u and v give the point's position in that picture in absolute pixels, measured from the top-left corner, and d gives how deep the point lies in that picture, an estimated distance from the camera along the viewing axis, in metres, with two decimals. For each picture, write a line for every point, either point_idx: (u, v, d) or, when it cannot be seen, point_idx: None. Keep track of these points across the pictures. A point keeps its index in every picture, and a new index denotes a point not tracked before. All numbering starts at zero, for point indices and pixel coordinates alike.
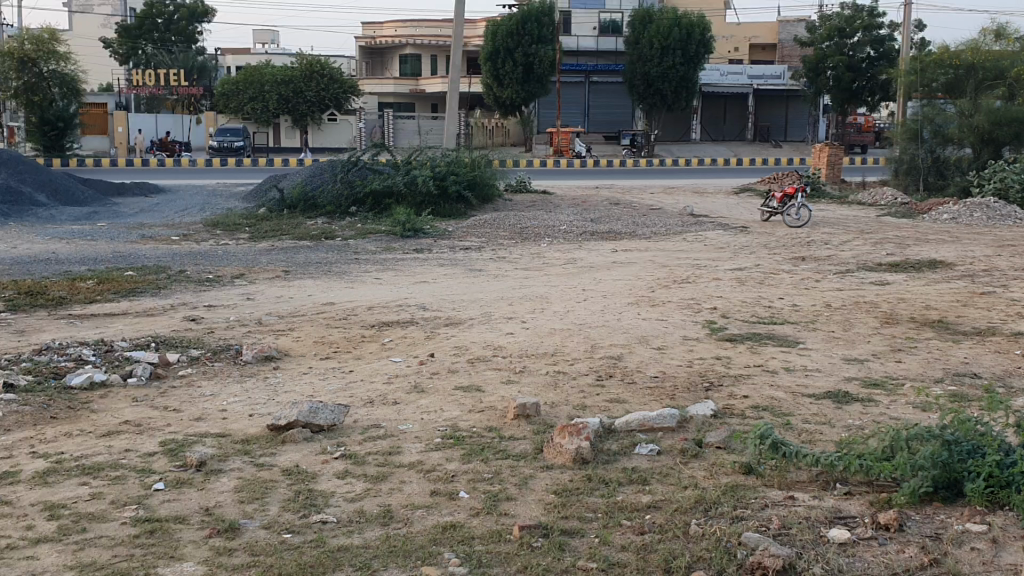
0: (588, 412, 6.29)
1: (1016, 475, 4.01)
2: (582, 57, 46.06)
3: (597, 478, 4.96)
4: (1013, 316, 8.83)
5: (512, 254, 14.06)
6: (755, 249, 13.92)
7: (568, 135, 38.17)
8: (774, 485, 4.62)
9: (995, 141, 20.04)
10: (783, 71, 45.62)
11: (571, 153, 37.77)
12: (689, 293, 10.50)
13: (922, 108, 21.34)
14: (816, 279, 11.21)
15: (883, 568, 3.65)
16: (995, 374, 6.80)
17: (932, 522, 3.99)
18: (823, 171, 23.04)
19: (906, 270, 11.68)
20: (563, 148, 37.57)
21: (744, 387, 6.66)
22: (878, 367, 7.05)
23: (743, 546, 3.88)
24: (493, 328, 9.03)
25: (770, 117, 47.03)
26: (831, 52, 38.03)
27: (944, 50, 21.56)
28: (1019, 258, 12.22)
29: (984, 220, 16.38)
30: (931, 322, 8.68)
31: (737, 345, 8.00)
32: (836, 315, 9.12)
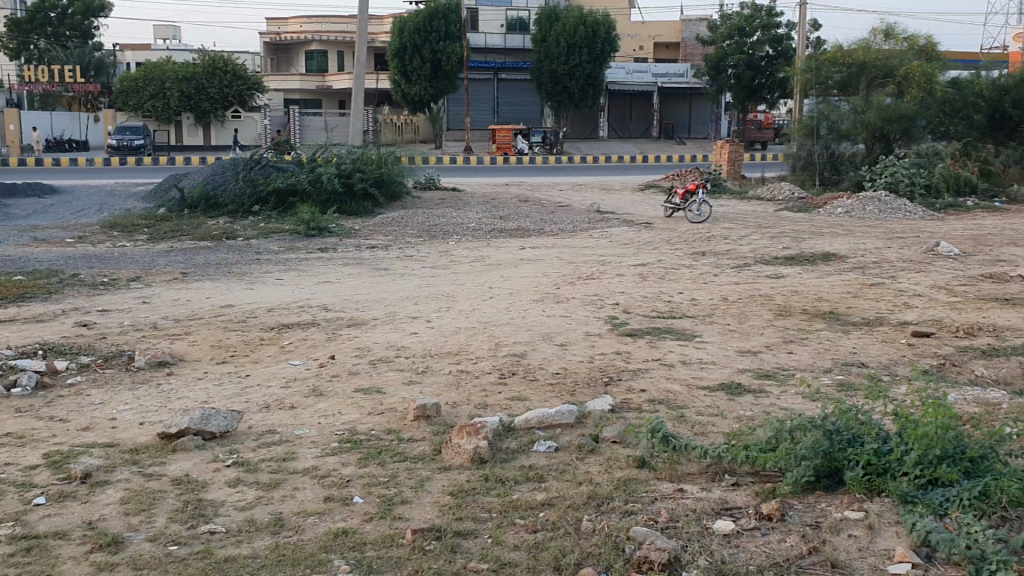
0: (489, 411, 6.26)
1: (892, 463, 4.14)
2: (490, 54, 46.23)
3: (494, 478, 4.94)
4: (900, 306, 9.16)
5: (418, 252, 13.95)
6: (658, 244, 14.13)
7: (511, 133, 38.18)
8: (665, 478, 4.68)
9: (885, 137, 20.75)
10: (686, 70, 46.24)
11: (513, 151, 38.02)
12: (593, 289, 10.59)
13: (817, 105, 21.98)
14: (715, 273, 11.44)
15: (766, 558, 3.72)
16: (880, 364, 7.03)
17: (813, 511, 4.09)
18: (724, 167, 23.50)
19: (800, 263, 12.02)
20: (506, 145, 37.74)
21: (642, 381, 6.74)
22: (770, 359, 7.23)
23: (632, 541, 3.90)
24: (396, 327, 8.95)
25: (675, 115, 47.86)
26: (732, 50, 38.81)
27: (836, 49, 22.24)
28: (906, 250, 12.69)
29: (876, 213, 16.96)
30: (822, 314, 8.94)
31: (637, 340, 8.10)
32: (732, 308, 9.32)
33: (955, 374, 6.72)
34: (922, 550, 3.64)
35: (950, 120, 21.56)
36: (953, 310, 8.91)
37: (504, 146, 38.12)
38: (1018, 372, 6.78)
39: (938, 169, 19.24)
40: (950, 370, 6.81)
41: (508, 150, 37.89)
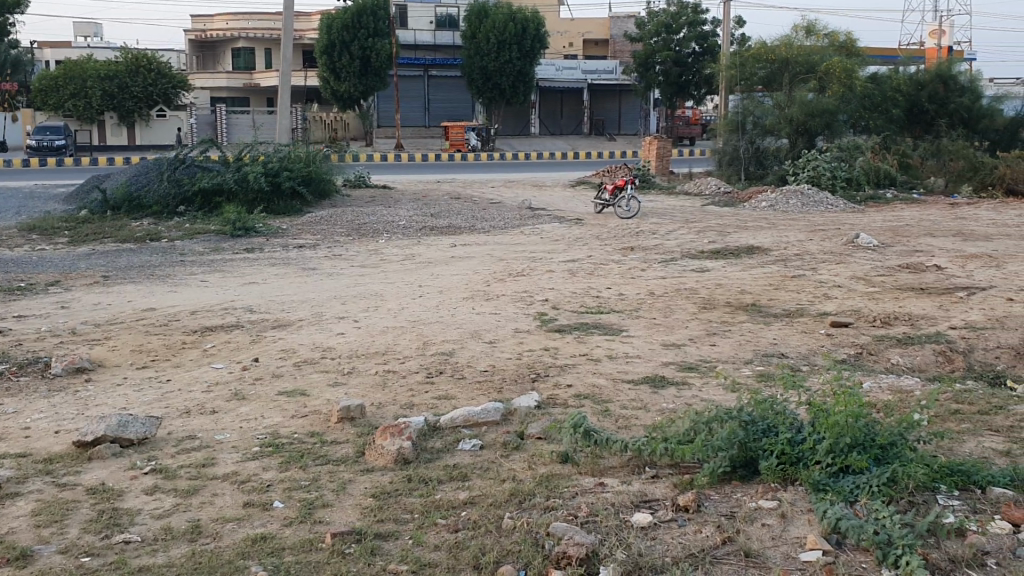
0: (414, 410, 6.21)
1: (805, 452, 4.22)
2: (419, 51, 45.88)
3: (417, 478, 4.87)
4: (821, 297, 9.36)
5: (347, 251, 13.82)
6: (588, 240, 14.21)
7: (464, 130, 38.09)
8: (587, 473, 4.70)
9: (808, 132, 21.15)
10: (615, 66, 46.73)
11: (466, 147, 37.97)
12: (522, 286, 10.60)
13: (742, 101, 22.31)
14: (642, 268, 11.56)
15: (682, 549, 3.76)
16: (801, 354, 7.17)
17: (729, 501, 4.15)
18: (653, 163, 23.75)
19: (725, 257, 12.22)
20: (460, 142, 37.66)
21: (568, 376, 6.77)
22: (694, 351, 7.32)
23: (551, 536, 3.91)
24: (322, 328, 8.84)
25: (604, 112, 48.25)
26: (659, 47, 39.32)
27: (760, 45, 22.91)
28: (827, 242, 12.95)
29: (800, 207, 17.30)
30: (745, 306, 9.09)
31: (565, 336, 8.12)
32: (658, 302, 9.42)
33: (871, 362, 6.90)
34: (833, 536, 3.72)
35: (870, 114, 22.22)
36: (871, 300, 9.13)
37: (457, 143, 38.02)
38: (932, 360, 6.98)
39: (859, 163, 19.73)
40: (868, 359, 6.98)
41: (461, 147, 37.78)
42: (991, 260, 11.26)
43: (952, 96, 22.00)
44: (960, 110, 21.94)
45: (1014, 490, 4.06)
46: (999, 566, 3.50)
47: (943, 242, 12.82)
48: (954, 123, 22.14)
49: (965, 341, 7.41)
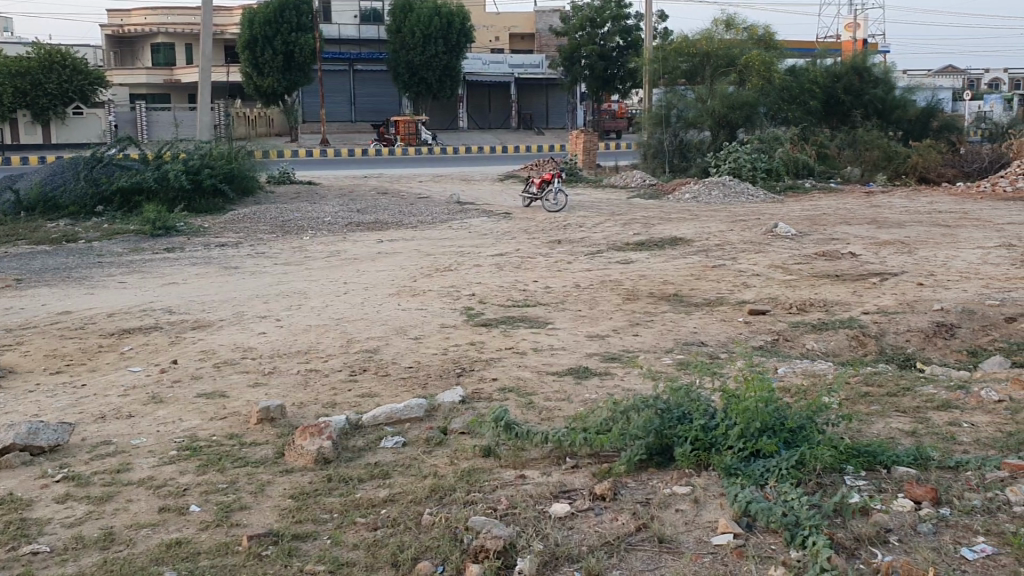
0: (337, 409, 6.14)
1: (718, 438, 4.30)
2: (344, 46, 45.37)
3: (337, 477, 4.81)
4: (740, 286, 9.54)
5: (271, 248, 13.61)
6: (515, 234, 14.25)
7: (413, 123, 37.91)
8: (509, 466, 4.70)
9: (729, 124, 21.56)
10: (542, 60, 47.01)
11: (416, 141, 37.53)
12: (449, 281, 10.58)
13: (664, 94, 22.58)
14: (568, 261, 11.63)
15: (597, 538, 3.80)
16: (720, 342, 7.32)
17: (644, 488, 4.21)
18: (580, 157, 23.91)
19: (649, 248, 12.38)
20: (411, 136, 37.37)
21: (494, 370, 6.76)
22: (617, 342, 7.40)
23: (470, 530, 3.91)
24: (244, 328, 8.68)
25: (532, 106, 48.42)
26: (583, 41, 39.51)
27: (681, 39, 23.46)
28: (748, 232, 13.20)
29: (721, 198, 17.61)
30: (667, 296, 9.23)
31: (491, 330, 8.11)
32: (584, 295, 9.48)
33: (787, 348, 7.08)
34: (743, 519, 3.80)
35: (788, 106, 22.76)
36: (788, 288, 9.34)
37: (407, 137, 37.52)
38: (846, 344, 7.19)
39: (778, 154, 20.21)
40: (784, 345, 7.15)
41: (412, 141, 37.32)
42: (903, 246, 11.60)
43: (867, 87, 22.57)
44: (874, 101, 22.56)
45: (917, 468, 4.22)
46: (900, 542, 3.62)
47: (858, 229, 13.18)
48: (868, 114, 22.71)
49: (877, 325, 7.62)
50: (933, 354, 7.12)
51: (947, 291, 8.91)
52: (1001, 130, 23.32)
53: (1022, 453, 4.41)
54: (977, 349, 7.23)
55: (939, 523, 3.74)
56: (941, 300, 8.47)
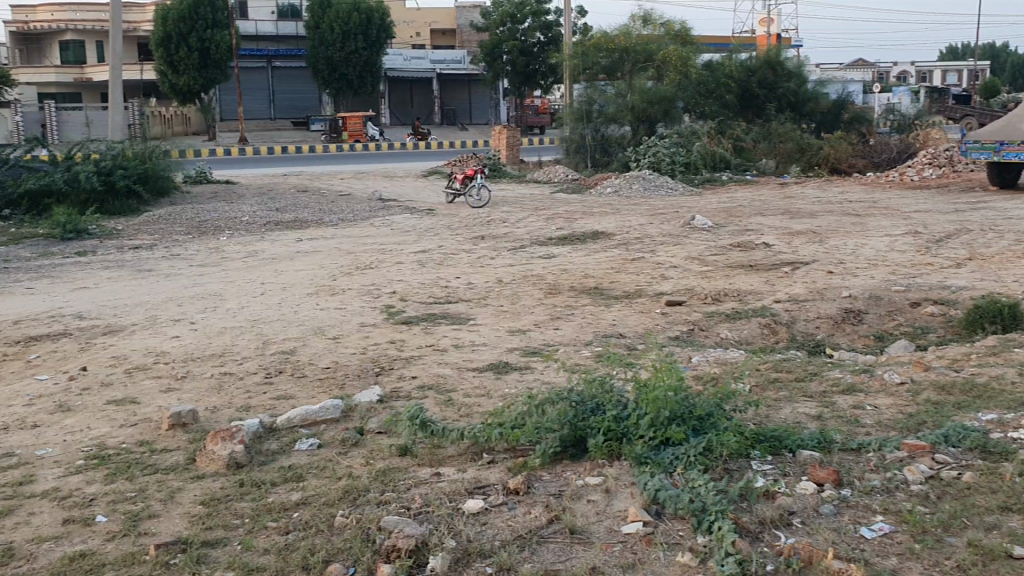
0: (252, 412, 6.04)
1: (630, 428, 4.35)
2: (261, 42, 44.63)
3: (250, 482, 4.71)
4: (659, 278, 9.66)
5: (187, 250, 13.31)
6: (438, 230, 14.19)
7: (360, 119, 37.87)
8: (425, 464, 4.67)
9: (649, 119, 21.93)
10: (463, 56, 46.93)
11: (364, 138, 37.61)
12: (369, 279, 10.49)
13: (585, 90, 22.80)
14: (491, 256, 11.64)
15: (510, 533, 3.81)
16: (638, 333, 7.41)
17: (558, 481, 4.24)
18: (503, 152, 23.90)
19: (571, 242, 12.45)
20: (358, 133, 37.33)
21: (413, 368, 6.72)
22: (538, 336, 7.42)
23: (383, 530, 3.88)
24: (157, 332, 8.48)
25: (455, 102, 48.27)
26: (504, 37, 39.51)
27: (601, 36, 23.87)
28: (666, 225, 13.38)
29: (642, 191, 17.86)
30: (588, 289, 9.29)
31: (411, 328, 8.07)
32: (505, 290, 9.48)
33: (702, 338, 7.22)
34: (653, 507, 3.85)
35: (704, 101, 23.24)
36: (705, 279, 9.49)
37: (355, 133, 37.59)
38: (759, 332, 7.34)
39: (695, 148, 20.51)
40: (699, 334, 7.28)
41: (360, 137, 37.42)
42: (815, 236, 11.88)
43: (780, 80, 23.16)
44: (786, 95, 23.14)
45: (821, 452, 4.34)
46: (803, 524, 3.71)
47: (772, 220, 13.47)
48: (782, 107, 23.20)
49: (788, 313, 7.79)
50: (842, 340, 7.32)
51: (856, 278, 9.16)
52: (909, 122, 23.96)
53: (921, 433, 4.57)
54: (884, 333, 7.45)
55: (840, 504, 3.85)
56: (850, 287, 8.70)
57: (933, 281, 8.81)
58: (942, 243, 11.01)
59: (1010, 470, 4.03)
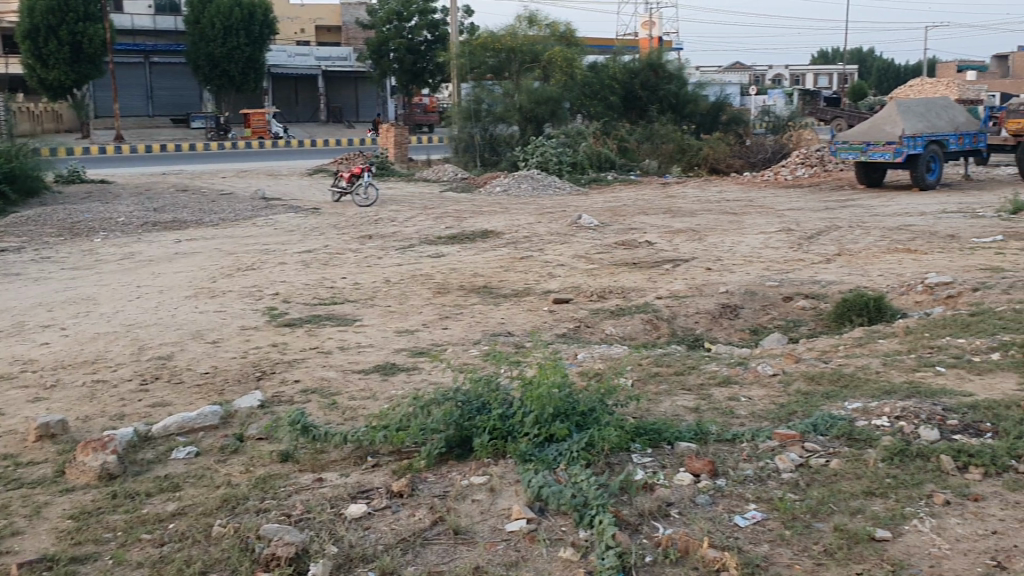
0: (126, 421, 5.80)
1: (514, 426, 4.38)
2: (138, 37, 43.01)
3: (122, 493, 4.52)
4: (546, 276, 9.75)
5: (58, 252, 12.71)
6: (323, 229, 13.96)
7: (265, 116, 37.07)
8: (307, 469, 4.58)
9: (536, 119, 22.03)
10: (349, 53, 46.38)
11: (268, 135, 36.97)
12: (251, 280, 10.24)
13: (472, 89, 22.76)
14: (378, 256, 11.52)
15: (393, 536, 3.78)
16: (525, 331, 7.46)
17: (443, 482, 4.23)
18: (391, 151, 23.68)
19: (460, 241, 12.45)
20: (261, 130, 36.71)
21: (296, 371, 6.58)
22: (425, 336, 7.39)
23: (262, 539, 3.79)
24: (23, 339, 8.05)
25: (341, 99, 47.72)
26: (391, 35, 39.15)
27: (487, 35, 24.01)
28: (554, 224, 13.50)
29: (530, 190, 17.99)
30: (476, 288, 9.30)
31: (295, 330, 7.92)
32: (392, 290, 9.40)
33: (588, 335, 7.32)
34: (536, 504, 3.88)
35: (591, 101, 23.79)
36: (591, 276, 9.63)
37: (259, 130, 36.99)
38: (642, 328, 7.48)
39: (582, 148, 20.80)
40: (585, 331, 7.39)
41: (264, 134, 36.73)
42: (696, 234, 12.19)
43: (662, 82, 23.75)
44: (667, 97, 23.68)
45: (698, 443, 4.46)
46: (680, 515, 3.80)
47: (655, 219, 13.77)
48: (663, 108, 23.77)
49: (669, 309, 7.96)
50: (719, 334, 7.55)
51: (733, 274, 9.45)
52: (783, 123, 24.85)
53: (792, 422, 4.76)
54: (759, 327, 7.71)
55: (716, 493, 3.97)
56: (728, 283, 8.97)
57: (804, 276, 9.16)
58: (814, 240, 11.47)
59: (874, 457, 4.23)
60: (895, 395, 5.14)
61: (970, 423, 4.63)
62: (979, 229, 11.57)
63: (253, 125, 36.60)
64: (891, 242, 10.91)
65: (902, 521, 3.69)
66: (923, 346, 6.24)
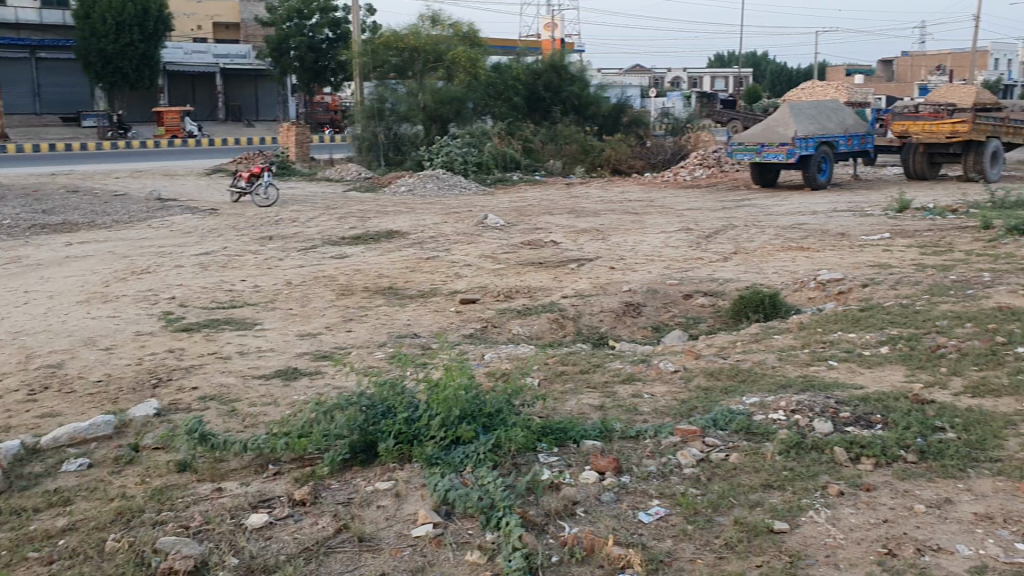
0: (11, 433, 5.53)
1: (421, 429, 4.34)
2: (23, 31, 41.14)
3: (8, 510, 4.31)
4: (451, 277, 9.71)
5: None
6: (223, 231, 13.62)
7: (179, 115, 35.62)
8: (207, 479, 4.45)
9: (440, 118, 22.02)
10: (248, 51, 45.17)
11: (183, 134, 35.56)
12: (147, 284, 9.90)
13: (375, 88, 22.50)
14: (279, 258, 11.30)
15: (295, 546, 3.71)
16: (431, 332, 7.41)
17: (346, 489, 4.17)
18: (292, 150, 23.25)
19: (364, 242, 12.31)
20: (175, 128, 35.23)
21: (194, 378, 6.39)
22: (328, 339, 7.28)
23: (158, 552, 3.67)
24: None
25: (240, 97, 46.75)
26: (291, 33, 38.39)
27: (389, 34, 23.29)
28: (460, 224, 13.48)
29: (435, 190, 17.93)
30: (381, 290, 9.20)
31: (193, 335, 7.69)
32: (294, 292, 9.23)
33: (495, 334, 7.33)
34: (442, 508, 3.86)
35: (495, 102, 23.72)
36: (497, 276, 9.65)
37: (173, 129, 35.47)
38: (548, 327, 7.53)
39: (487, 148, 20.81)
40: (491, 331, 7.39)
41: (178, 134, 35.28)
42: (599, 234, 12.34)
43: (565, 84, 24.13)
44: (571, 98, 24.14)
45: (602, 441, 4.51)
46: (587, 513, 3.82)
47: (560, 219, 13.88)
48: (566, 110, 24.27)
49: (575, 308, 8.04)
50: (623, 332, 7.65)
51: (636, 273, 9.59)
52: (682, 125, 25.52)
53: (693, 418, 4.85)
54: (660, 325, 7.84)
55: (620, 490, 4.01)
56: (631, 282, 9.10)
57: (703, 274, 9.36)
58: (713, 239, 11.75)
59: (771, 450, 4.34)
60: (791, 389, 5.29)
61: (861, 415, 4.80)
62: (868, 227, 12.04)
63: (166, 124, 35.13)
64: (785, 240, 11.26)
65: (799, 512, 3.80)
66: (817, 341, 6.44)
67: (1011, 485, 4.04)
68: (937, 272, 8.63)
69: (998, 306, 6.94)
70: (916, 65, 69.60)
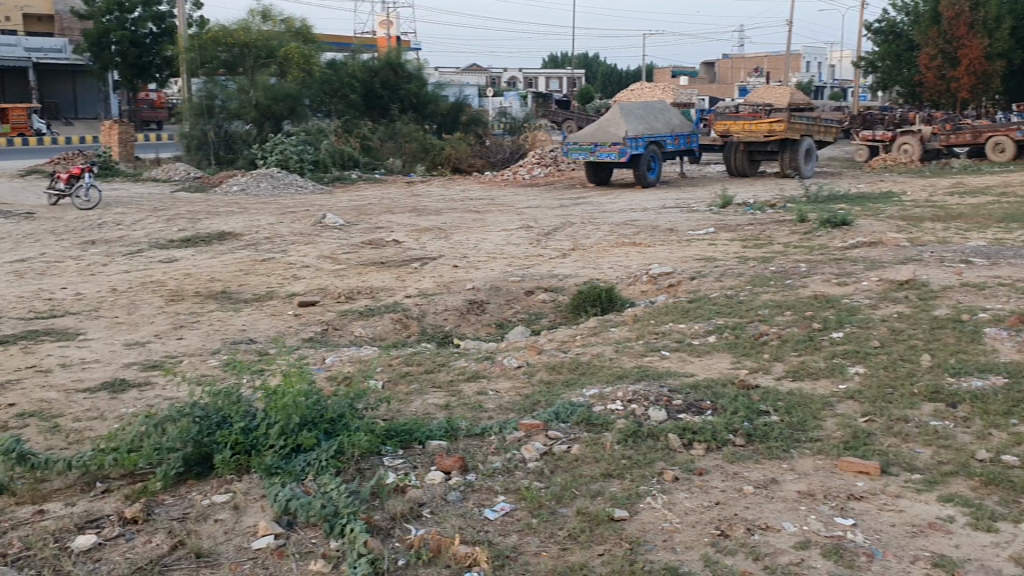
0: None
1: (258, 439, 4.23)
2: None
3: None
4: (288, 279, 9.49)
5: None
6: (40, 235, 12.78)
7: (25, 113, 33.26)
8: (26, 502, 4.16)
9: (274, 116, 21.49)
10: (64, 45, 42.48)
11: (30, 132, 33.08)
12: None
13: (203, 84, 21.57)
14: (104, 263, 10.70)
15: (127, 566, 3.53)
16: (269, 337, 7.21)
17: (182, 504, 4.00)
18: (114, 149, 22.11)
19: (195, 244, 11.85)
20: (23, 124, 32.73)
21: (10, 395, 5.95)
22: (159, 348, 6.96)
23: None
24: None
25: (56, 94, 44.07)
26: (112, 27, 36.00)
27: (217, 28, 22.51)
28: (296, 224, 13.21)
29: (269, 189, 17.45)
30: (214, 294, 8.87)
31: (9, 348, 7.16)
32: (120, 299, 8.78)
33: (336, 337, 7.21)
34: (284, 518, 3.76)
35: (330, 99, 23.49)
36: (336, 277, 9.48)
37: (18, 126, 33.00)
38: (391, 327, 7.48)
39: (324, 146, 20.47)
40: (332, 334, 7.27)
41: (25, 130, 32.78)
42: (441, 232, 12.35)
43: (402, 82, 24.00)
44: (408, 97, 24.06)
45: (447, 441, 4.52)
46: (432, 514, 3.82)
47: (399, 218, 13.80)
48: (405, 108, 24.14)
49: (418, 307, 8.01)
50: (467, 330, 7.67)
51: (478, 271, 9.65)
52: (519, 124, 25.86)
53: (536, 412, 4.93)
54: (504, 321, 7.91)
55: (466, 489, 4.03)
56: (473, 279, 9.16)
57: (543, 271, 9.53)
58: (551, 236, 11.97)
59: (610, 440, 4.47)
60: (627, 380, 5.46)
61: (693, 402, 5.02)
62: (696, 222, 12.59)
63: (13, 120, 32.63)
64: (618, 236, 11.61)
65: (638, 499, 3.93)
66: (650, 333, 6.67)
67: (830, 462, 4.32)
68: (758, 264, 9.10)
69: (814, 294, 7.40)
70: (736, 67, 73.37)
